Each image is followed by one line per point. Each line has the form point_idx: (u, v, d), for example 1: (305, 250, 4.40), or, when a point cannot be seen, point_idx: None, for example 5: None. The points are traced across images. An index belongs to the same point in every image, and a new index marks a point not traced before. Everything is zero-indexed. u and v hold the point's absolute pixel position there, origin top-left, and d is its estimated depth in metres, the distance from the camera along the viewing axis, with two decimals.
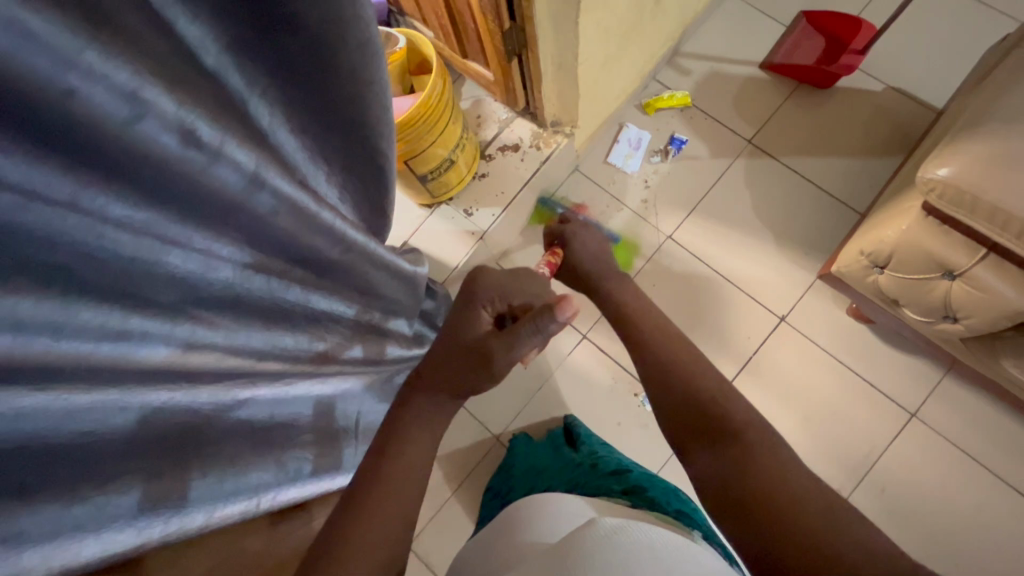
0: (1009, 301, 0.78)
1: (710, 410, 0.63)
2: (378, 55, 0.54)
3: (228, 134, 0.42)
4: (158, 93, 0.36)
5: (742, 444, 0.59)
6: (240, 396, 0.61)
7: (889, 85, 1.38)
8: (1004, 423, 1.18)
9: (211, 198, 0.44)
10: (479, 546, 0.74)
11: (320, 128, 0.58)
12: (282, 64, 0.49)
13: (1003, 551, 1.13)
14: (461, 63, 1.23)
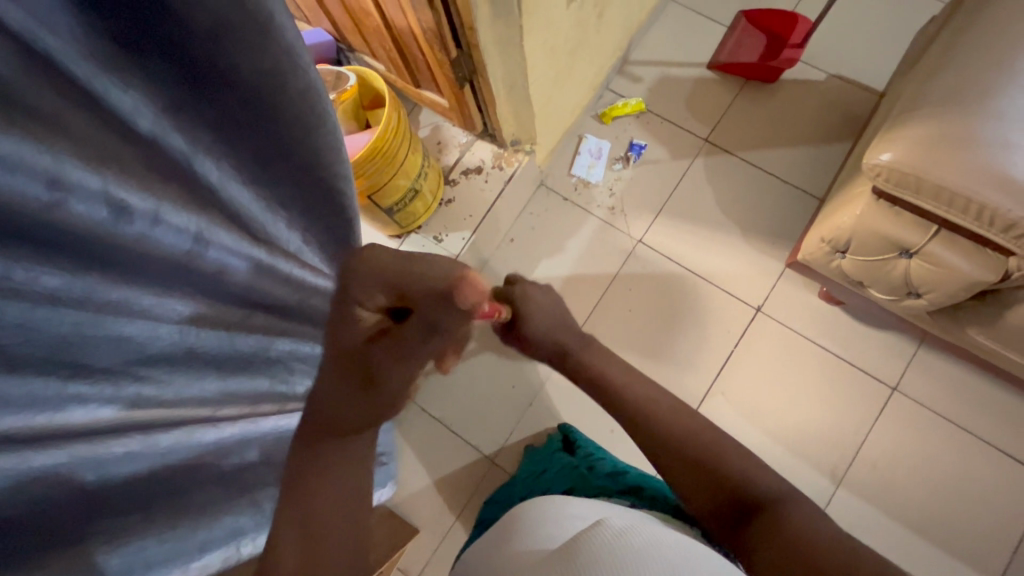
0: (964, 272, 0.81)
1: (740, 484, 0.68)
2: (324, 102, 0.54)
3: (164, 202, 0.42)
4: (86, 171, 0.35)
5: (774, 510, 0.63)
6: (205, 441, 0.58)
7: (830, 74, 1.43)
8: (980, 386, 1.22)
9: (151, 259, 0.43)
10: (479, 551, 0.74)
11: (270, 177, 0.56)
12: (223, 117, 0.48)
13: (995, 513, 1.16)
14: (414, 93, 1.23)
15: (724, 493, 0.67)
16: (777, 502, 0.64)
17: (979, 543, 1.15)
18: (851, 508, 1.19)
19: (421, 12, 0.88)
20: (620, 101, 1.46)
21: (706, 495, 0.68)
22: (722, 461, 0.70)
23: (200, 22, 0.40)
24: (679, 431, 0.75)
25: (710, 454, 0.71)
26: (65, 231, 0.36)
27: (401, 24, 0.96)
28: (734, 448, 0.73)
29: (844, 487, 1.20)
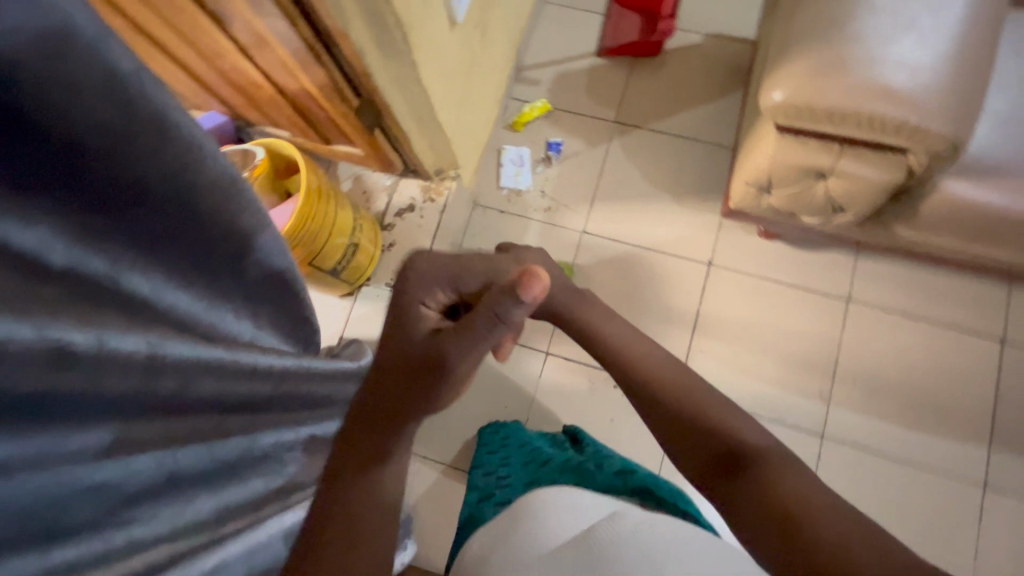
0: (875, 181, 0.88)
1: (723, 443, 0.69)
2: (244, 184, 0.52)
3: (105, 328, 0.38)
4: (11, 322, 0.32)
5: (762, 468, 0.63)
6: (206, 565, 0.54)
7: (706, 33, 1.53)
8: (922, 274, 1.31)
9: (109, 397, 0.40)
10: (492, 552, 0.79)
11: (208, 277, 0.54)
12: (147, 227, 0.46)
13: (968, 384, 1.25)
14: (327, 150, 1.22)
15: (705, 452, 0.70)
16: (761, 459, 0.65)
17: (964, 416, 1.23)
18: (845, 420, 1.26)
19: (311, 70, 0.87)
20: (527, 107, 1.50)
21: (690, 455, 0.71)
22: (712, 423, 0.71)
23: (93, 139, 0.38)
24: (668, 395, 0.76)
25: (700, 417, 0.72)
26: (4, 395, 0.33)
27: (295, 87, 0.95)
28: (734, 412, 0.73)
29: (834, 404, 1.27)
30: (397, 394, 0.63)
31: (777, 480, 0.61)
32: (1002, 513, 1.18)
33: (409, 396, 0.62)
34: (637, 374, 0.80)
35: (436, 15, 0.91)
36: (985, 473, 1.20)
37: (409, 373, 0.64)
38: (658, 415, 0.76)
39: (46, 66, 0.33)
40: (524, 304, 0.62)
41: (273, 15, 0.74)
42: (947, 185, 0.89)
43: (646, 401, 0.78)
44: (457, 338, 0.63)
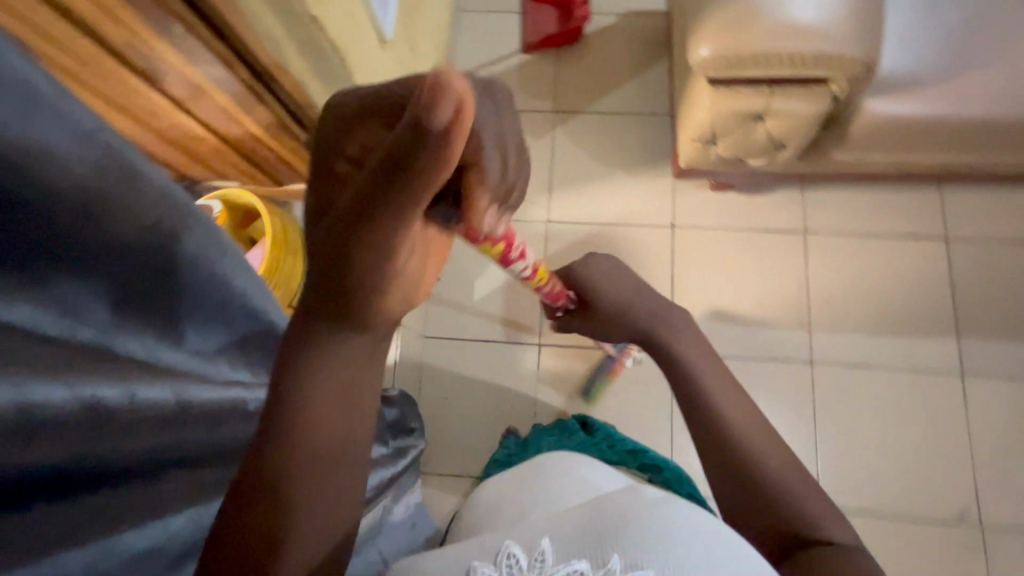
0: (807, 114, 0.95)
1: (787, 520, 0.61)
2: (214, 228, 0.55)
3: (133, 383, 0.40)
4: (49, 384, 0.33)
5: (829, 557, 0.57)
6: None
7: (619, 13, 1.60)
8: (864, 194, 1.40)
9: (143, 452, 0.43)
10: (512, 500, 0.75)
11: (197, 327, 0.55)
12: (134, 286, 0.46)
13: (928, 284, 1.34)
14: (281, 190, 1.22)
15: (771, 522, 0.62)
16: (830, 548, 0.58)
17: (932, 314, 1.32)
18: (828, 342, 1.33)
19: (254, 112, 0.88)
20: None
21: (750, 520, 0.63)
22: (789, 502, 0.62)
23: (73, 203, 0.39)
24: (737, 446, 0.66)
25: (768, 486, 0.63)
26: (62, 457, 0.35)
27: (239, 132, 0.94)
28: (811, 491, 0.64)
29: (815, 330, 1.34)
30: (322, 281, 0.43)
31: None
32: (983, 393, 1.28)
33: (340, 277, 0.43)
34: (698, 395, 0.71)
35: (367, 36, 0.92)
36: (960, 360, 1.29)
37: (327, 248, 0.43)
38: (721, 453, 0.66)
39: (30, 145, 0.34)
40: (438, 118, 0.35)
41: (208, 62, 0.74)
42: (869, 105, 0.97)
43: (706, 433, 0.68)
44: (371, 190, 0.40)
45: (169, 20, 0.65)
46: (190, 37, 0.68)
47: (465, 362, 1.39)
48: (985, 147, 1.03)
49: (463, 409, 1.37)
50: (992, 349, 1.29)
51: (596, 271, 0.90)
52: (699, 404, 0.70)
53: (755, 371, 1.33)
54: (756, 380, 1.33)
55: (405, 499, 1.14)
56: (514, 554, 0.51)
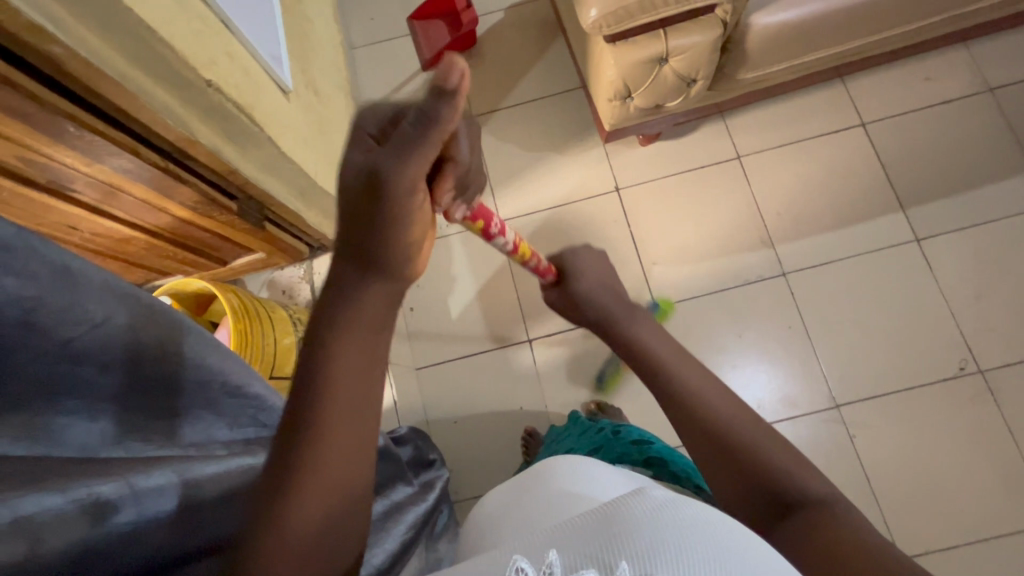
0: (702, 44, 0.98)
1: (774, 483, 0.52)
2: (170, 310, 0.55)
3: (127, 475, 0.39)
4: (38, 495, 0.33)
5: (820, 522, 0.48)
6: None
7: (503, 7, 1.63)
8: (780, 107, 1.47)
9: (161, 540, 0.42)
10: (514, 504, 0.68)
11: (168, 415, 0.54)
12: (108, 384, 0.48)
13: (863, 170, 1.41)
14: (228, 271, 1.20)
15: (754, 486, 0.53)
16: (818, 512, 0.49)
17: (874, 196, 1.39)
18: (793, 251, 1.38)
19: (177, 194, 0.85)
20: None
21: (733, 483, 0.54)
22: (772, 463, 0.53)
23: (10, 317, 0.40)
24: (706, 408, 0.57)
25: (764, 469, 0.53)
26: (72, 564, 0.34)
27: (168, 222, 0.92)
28: (780, 444, 0.55)
29: (777, 244, 1.39)
30: (349, 227, 0.45)
31: (842, 536, 0.46)
32: (942, 252, 1.35)
33: (358, 230, 0.45)
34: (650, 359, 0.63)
35: (267, 88, 0.92)
36: (912, 229, 1.37)
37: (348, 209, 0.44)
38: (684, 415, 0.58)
39: None
40: (453, 92, 0.42)
41: (114, 155, 0.72)
42: (755, 20, 1.02)
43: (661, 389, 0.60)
44: (385, 150, 0.44)
45: (59, 121, 0.64)
46: (88, 132, 0.67)
47: (462, 379, 1.39)
48: (866, 28, 1.10)
49: (476, 426, 1.36)
50: (936, 210, 1.37)
51: (583, 262, 0.82)
52: (661, 374, 0.61)
53: (736, 299, 1.37)
54: (739, 307, 1.37)
55: (448, 532, 1.11)
56: (523, 568, 0.38)
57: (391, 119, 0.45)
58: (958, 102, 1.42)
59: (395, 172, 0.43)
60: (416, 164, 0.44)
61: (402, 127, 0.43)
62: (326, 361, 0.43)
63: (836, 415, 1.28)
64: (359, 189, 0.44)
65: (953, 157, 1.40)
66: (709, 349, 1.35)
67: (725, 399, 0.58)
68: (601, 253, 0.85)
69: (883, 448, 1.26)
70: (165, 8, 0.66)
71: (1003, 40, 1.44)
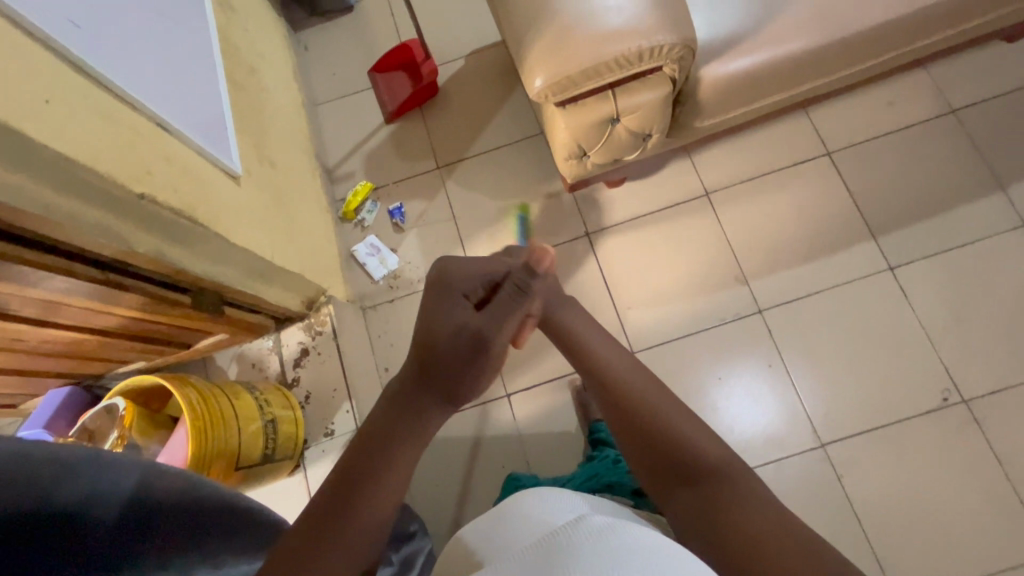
0: (654, 101, 0.97)
1: (688, 460, 0.62)
2: (116, 455, 0.54)
3: None
4: None
5: (718, 490, 0.60)
6: None
7: (464, 55, 1.63)
8: (746, 140, 1.46)
9: None
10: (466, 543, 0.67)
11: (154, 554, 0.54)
12: (106, 551, 0.49)
13: (832, 200, 1.40)
14: (191, 351, 1.17)
15: (670, 471, 0.63)
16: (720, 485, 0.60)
17: (845, 226, 1.38)
18: (767, 287, 1.37)
19: (121, 301, 0.82)
20: (520, 227, 1.48)
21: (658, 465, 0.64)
22: (681, 441, 0.63)
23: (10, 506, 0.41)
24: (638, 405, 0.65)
25: (678, 442, 0.63)
26: None
27: (117, 321, 0.89)
28: (676, 406, 0.66)
29: (752, 280, 1.38)
30: (444, 369, 0.58)
31: (734, 506, 0.58)
32: (917, 279, 1.33)
33: (447, 375, 0.58)
34: (584, 355, 0.70)
35: (213, 180, 0.90)
36: (884, 257, 1.35)
37: (449, 349, 0.58)
38: (632, 428, 0.65)
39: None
40: (542, 277, 0.66)
41: (45, 278, 0.69)
42: (705, 72, 1.02)
43: (618, 408, 0.66)
44: (492, 313, 0.60)
45: None
46: (15, 263, 0.65)
47: (442, 438, 1.36)
48: (823, 70, 1.07)
49: (458, 486, 1.33)
50: (908, 238, 1.36)
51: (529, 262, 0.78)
52: (597, 378, 0.68)
53: (711, 339, 1.35)
54: (715, 346, 1.35)
55: None
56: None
57: (489, 286, 0.65)
58: (923, 126, 1.42)
59: (493, 329, 0.60)
60: (509, 325, 0.61)
61: (504, 294, 0.62)
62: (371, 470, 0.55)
63: (822, 454, 1.26)
64: (464, 339, 0.59)
65: (920, 183, 1.39)
66: (689, 392, 1.33)
67: (642, 378, 0.67)
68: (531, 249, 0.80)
69: (872, 486, 1.23)
70: (85, 132, 0.64)
71: (963, 62, 1.44)
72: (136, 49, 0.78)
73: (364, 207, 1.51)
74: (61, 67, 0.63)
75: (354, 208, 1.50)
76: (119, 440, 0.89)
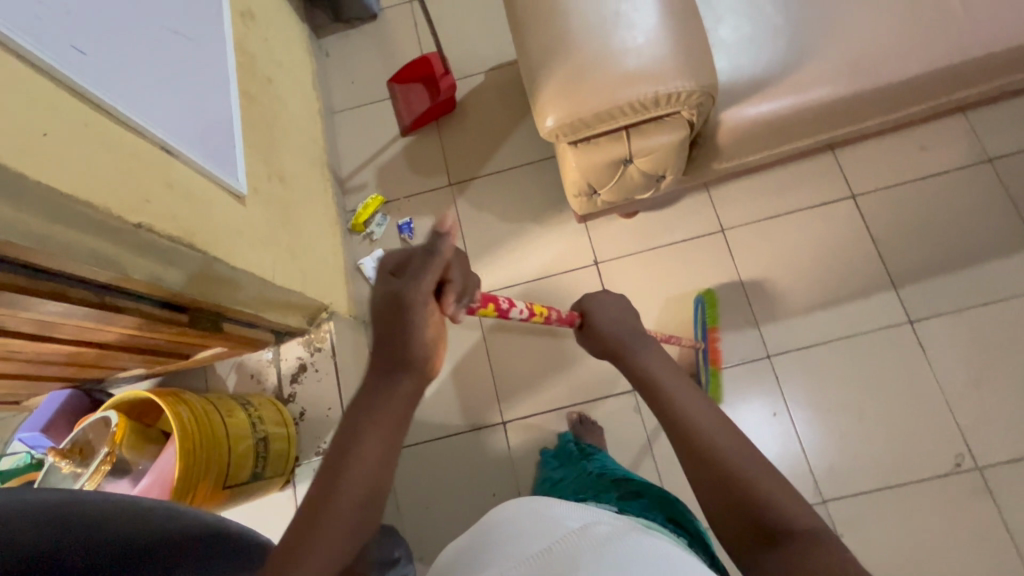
0: (669, 145, 0.93)
1: (763, 511, 0.53)
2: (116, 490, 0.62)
3: None
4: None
5: (802, 547, 0.50)
6: None
7: (484, 71, 1.61)
8: (766, 177, 1.41)
9: None
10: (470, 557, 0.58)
11: None
12: None
13: (853, 246, 1.35)
14: (191, 361, 1.18)
15: (744, 515, 0.54)
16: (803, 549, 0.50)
17: (864, 274, 1.33)
18: (776, 332, 1.33)
19: (116, 321, 0.83)
20: (701, 313, 1.31)
21: (722, 504, 0.56)
22: (749, 483, 0.55)
23: None
24: (701, 437, 0.58)
25: (750, 487, 0.55)
26: None
27: (114, 337, 0.90)
28: (752, 453, 0.57)
29: (763, 323, 1.33)
30: (381, 341, 0.62)
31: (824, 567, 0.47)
32: (938, 335, 1.28)
33: (387, 348, 0.61)
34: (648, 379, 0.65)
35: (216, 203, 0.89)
36: (904, 310, 1.30)
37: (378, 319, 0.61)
38: (701, 463, 0.57)
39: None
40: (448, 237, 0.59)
41: (40, 304, 0.70)
42: (727, 115, 0.98)
43: (674, 430, 0.60)
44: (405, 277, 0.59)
45: None
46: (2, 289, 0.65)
47: (433, 461, 1.35)
48: (852, 119, 1.02)
49: (447, 511, 1.32)
50: (930, 291, 1.30)
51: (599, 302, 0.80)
52: (665, 407, 0.62)
53: (716, 382, 1.31)
54: (720, 389, 1.31)
55: None
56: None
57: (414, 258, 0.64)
58: (957, 174, 1.35)
59: (406, 295, 0.59)
60: (423, 284, 0.59)
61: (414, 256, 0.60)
62: (353, 449, 0.57)
63: (822, 511, 1.22)
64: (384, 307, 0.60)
65: (947, 234, 1.33)
66: None
67: (717, 415, 0.60)
68: (615, 296, 0.81)
69: (872, 549, 1.19)
70: (81, 167, 0.64)
71: (1005, 109, 1.37)
72: (145, 73, 0.77)
73: (373, 219, 1.50)
74: (64, 99, 0.63)
75: (364, 221, 1.50)
76: (110, 455, 0.90)
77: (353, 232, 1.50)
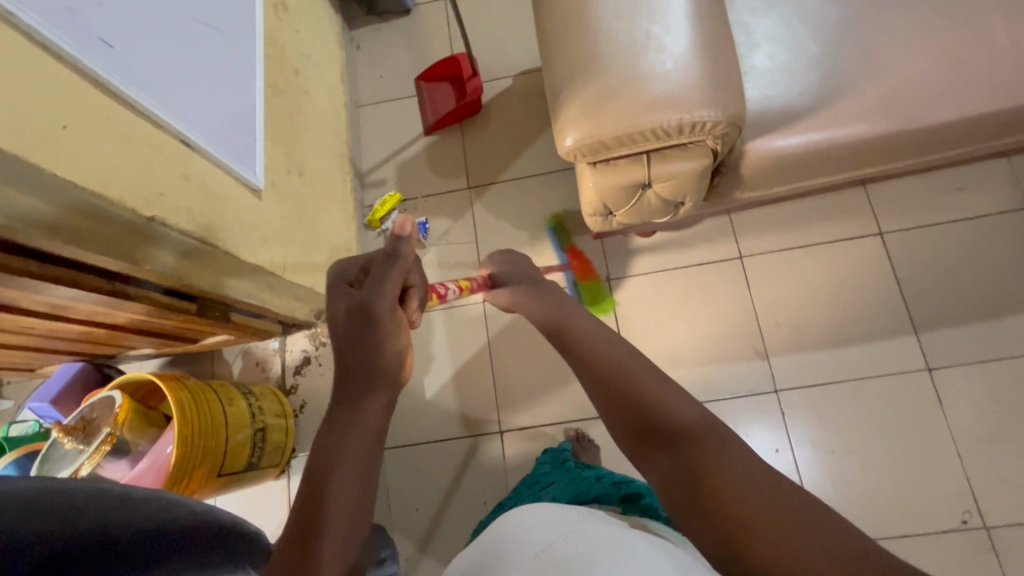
0: (690, 172, 0.91)
1: (653, 418, 0.52)
2: None
3: None
4: None
5: (687, 446, 0.48)
6: None
7: (512, 75, 1.59)
8: (792, 206, 1.37)
9: None
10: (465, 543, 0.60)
11: None
12: None
13: (875, 285, 1.31)
14: (199, 346, 1.21)
15: (638, 427, 0.52)
16: (690, 439, 0.48)
17: (885, 315, 1.29)
18: (787, 366, 1.29)
19: (126, 307, 0.85)
20: (555, 240, 1.44)
21: (617, 418, 0.54)
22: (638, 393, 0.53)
23: None
24: (599, 358, 0.57)
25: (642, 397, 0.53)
26: None
27: (124, 320, 0.92)
28: (646, 367, 0.56)
29: (774, 355, 1.30)
30: (348, 348, 0.64)
31: (707, 465, 0.46)
32: (956, 386, 1.23)
33: (357, 352, 0.63)
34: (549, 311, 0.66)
35: (234, 197, 0.91)
36: (924, 357, 1.25)
37: (345, 326, 0.65)
38: (597, 382, 0.56)
39: None
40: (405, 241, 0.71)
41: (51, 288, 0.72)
42: (752, 146, 0.95)
43: (573, 354, 0.60)
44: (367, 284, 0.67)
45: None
46: (15, 275, 0.67)
47: (428, 462, 1.36)
48: (884, 159, 0.98)
49: (437, 513, 1.32)
50: (953, 339, 1.25)
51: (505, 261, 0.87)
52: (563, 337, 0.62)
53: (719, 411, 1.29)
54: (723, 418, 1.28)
55: None
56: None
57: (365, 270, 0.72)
58: (992, 220, 1.30)
59: (372, 299, 0.66)
60: (386, 287, 0.67)
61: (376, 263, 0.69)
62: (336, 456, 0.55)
63: None
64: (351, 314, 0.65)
65: (976, 281, 1.27)
66: None
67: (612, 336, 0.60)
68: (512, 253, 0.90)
69: None
70: (102, 161, 0.65)
71: None
72: (175, 67, 0.78)
73: (389, 217, 1.51)
74: (90, 93, 0.64)
75: (380, 218, 1.50)
76: (110, 436, 0.92)
77: (369, 227, 1.51)
